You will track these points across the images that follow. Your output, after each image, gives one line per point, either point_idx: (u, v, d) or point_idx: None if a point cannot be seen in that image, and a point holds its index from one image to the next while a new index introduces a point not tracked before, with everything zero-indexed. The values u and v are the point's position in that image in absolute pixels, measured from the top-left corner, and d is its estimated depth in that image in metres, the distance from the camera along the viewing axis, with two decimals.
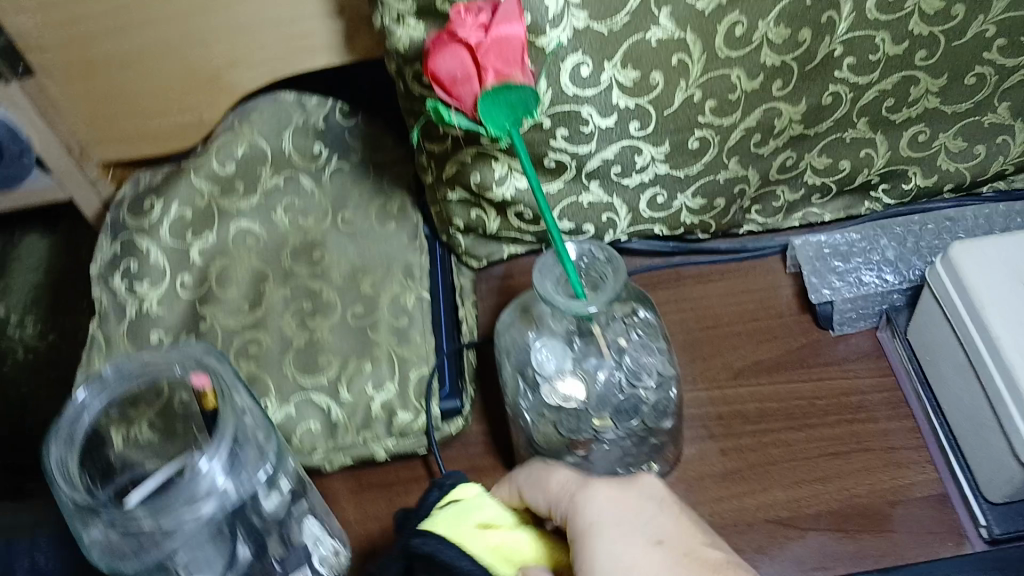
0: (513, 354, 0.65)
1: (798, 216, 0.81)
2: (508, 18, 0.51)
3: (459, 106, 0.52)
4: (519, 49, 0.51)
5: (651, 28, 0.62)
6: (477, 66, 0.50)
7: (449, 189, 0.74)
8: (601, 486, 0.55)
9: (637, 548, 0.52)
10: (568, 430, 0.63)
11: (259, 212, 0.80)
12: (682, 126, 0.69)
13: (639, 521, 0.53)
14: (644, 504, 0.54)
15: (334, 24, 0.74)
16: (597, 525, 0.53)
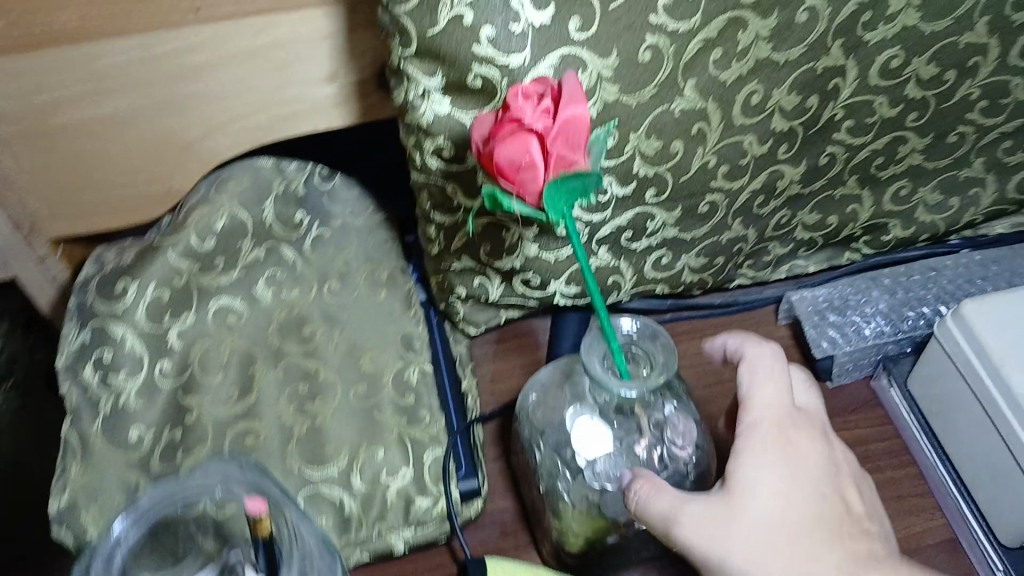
0: (547, 434, 0.63)
1: (785, 269, 0.83)
2: (574, 101, 0.48)
3: (521, 194, 0.49)
4: (585, 134, 0.48)
5: (676, 100, 0.62)
6: (544, 155, 0.48)
7: (455, 258, 0.71)
8: (796, 427, 0.53)
9: (806, 493, 0.50)
10: (614, 509, 0.61)
11: (240, 288, 0.75)
12: (695, 191, 0.69)
13: (818, 478, 0.51)
14: (823, 465, 0.52)
15: (329, 90, 0.71)
16: (781, 446, 0.51)
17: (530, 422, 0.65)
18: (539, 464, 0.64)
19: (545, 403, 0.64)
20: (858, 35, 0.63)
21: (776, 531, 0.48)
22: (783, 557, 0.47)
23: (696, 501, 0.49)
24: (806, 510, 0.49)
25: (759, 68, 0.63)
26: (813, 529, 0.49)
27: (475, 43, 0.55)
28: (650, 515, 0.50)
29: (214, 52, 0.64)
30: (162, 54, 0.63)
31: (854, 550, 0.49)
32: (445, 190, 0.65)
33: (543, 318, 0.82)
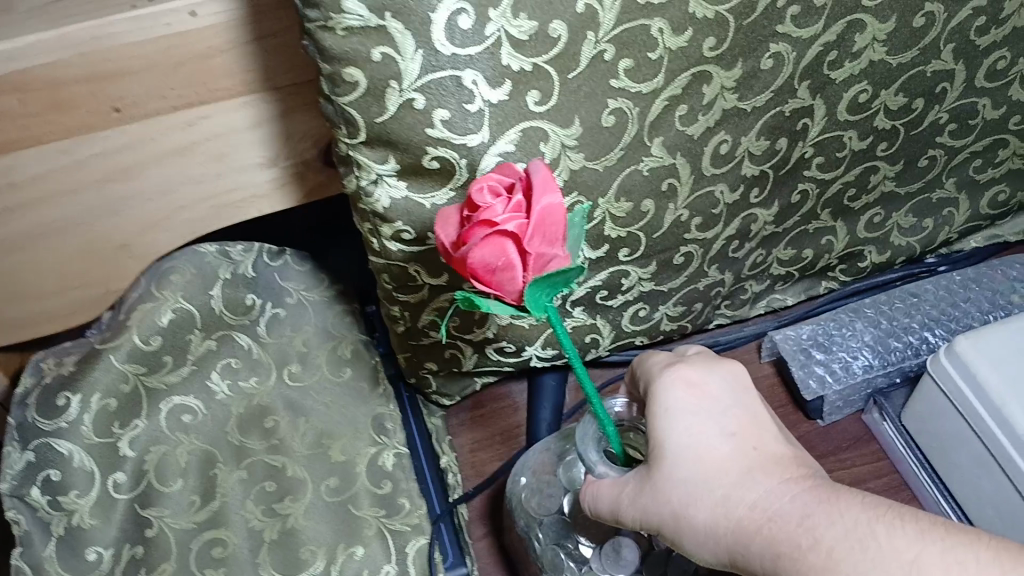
0: (544, 525, 0.59)
1: (763, 304, 0.79)
2: (546, 188, 0.38)
3: (501, 295, 0.40)
4: (566, 223, 0.38)
5: (643, 159, 0.59)
6: (522, 256, 0.38)
7: (423, 335, 0.67)
8: (682, 368, 0.47)
9: (712, 433, 0.44)
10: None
11: (194, 385, 0.70)
12: (670, 244, 0.66)
13: (729, 417, 0.45)
14: (725, 400, 0.46)
15: (269, 175, 0.67)
16: (668, 402, 0.45)
17: (524, 512, 0.61)
18: (540, 556, 0.60)
19: (538, 491, 0.60)
20: (824, 74, 0.60)
21: (696, 490, 0.42)
22: (710, 511, 0.42)
23: (624, 487, 0.46)
24: (716, 450, 0.43)
25: (726, 118, 0.60)
26: (726, 464, 0.43)
27: (428, 126, 0.51)
28: (603, 514, 0.47)
29: (141, 151, 0.61)
30: (87, 156, 0.59)
31: (778, 467, 0.42)
32: (407, 271, 0.60)
33: (519, 381, 0.80)
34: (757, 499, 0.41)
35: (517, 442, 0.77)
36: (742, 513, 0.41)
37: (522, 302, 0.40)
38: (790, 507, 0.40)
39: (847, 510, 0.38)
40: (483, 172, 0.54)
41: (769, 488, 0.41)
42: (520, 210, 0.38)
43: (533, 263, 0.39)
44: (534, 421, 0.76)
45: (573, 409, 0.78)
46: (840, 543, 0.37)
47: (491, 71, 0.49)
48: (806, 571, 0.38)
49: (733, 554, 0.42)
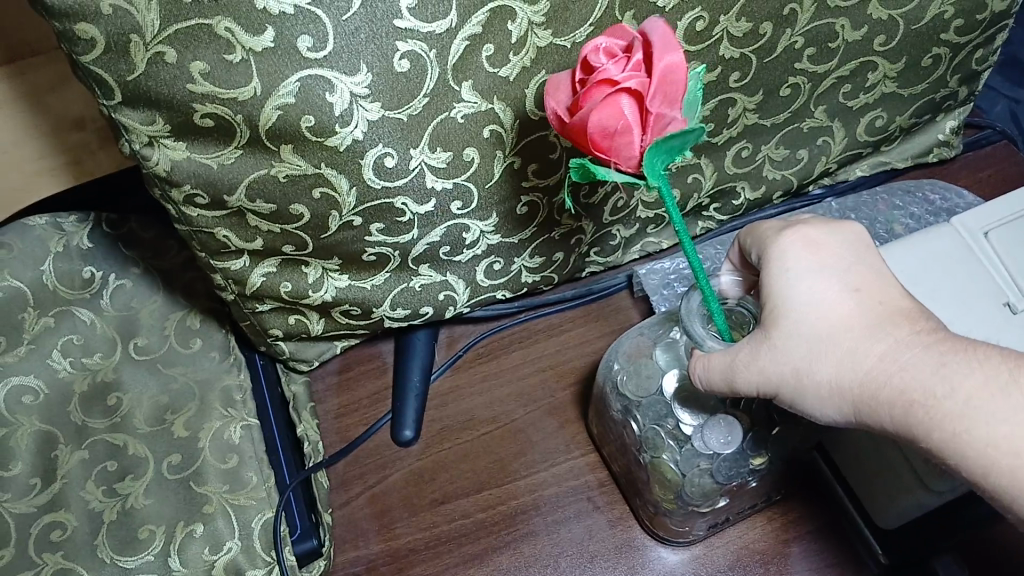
0: (643, 407, 0.58)
1: (637, 248, 0.76)
2: (667, 47, 0.41)
3: (619, 160, 0.44)
4: (684, 82, 0.42)
5: (455, 106, 0.55)
6: (642, 117, 0.42)
7: (257, 302, 0.64)
8: (804, 229, 0.45)
9: (836, 290, 0.43)
10: (724, 476, 0.57)
11: (32, 362, 0.68)
12: (507, 195, 0.62)
13: (859, 271, 0.44)
14: (847, 255, 0.44)
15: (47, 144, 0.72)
16: (791, 261, 0.44)
17: (620, 395, 0.60)
18: (639, 437, 0.59)
19: (633, 373, 0.59)
20: (650, 2, 0.56)
21: (827, 349, 0.42)
22: (841, 368, 0.42)
23: (737, 350, 0.45)
24: (844, 306, 0.42)
25: (544, 57, 0.55)
26: (853, 318, 0.42)
27: (189, 81, 0.47)
28: (716, 389, 0.46)
29: None
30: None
31: (906, 320, 0.42)
32: (216, 237, 0.58)
33: (388, 341, 0.77)
34: (887, 353, 0.41)
35: (386, 403, 0.74)
36: (870, 365, 0.41)
37: (641, 168, 0.44)
38: (919, 357, 0.40)
39: (982, 363, 0.39)
40: (266, 127, 0.50)
41: (901, 338, 0.41)
42: (638, 70, 0.42)
43: (652, 125, 0.42)
44: (403, 384, 0.73)
45: (444, 365, 0.75)
46: (979, 393, 0.38)
47: (244, 18, 0.46)
48: (939, 420, 0.38)
49: (859, 407, 0.41)
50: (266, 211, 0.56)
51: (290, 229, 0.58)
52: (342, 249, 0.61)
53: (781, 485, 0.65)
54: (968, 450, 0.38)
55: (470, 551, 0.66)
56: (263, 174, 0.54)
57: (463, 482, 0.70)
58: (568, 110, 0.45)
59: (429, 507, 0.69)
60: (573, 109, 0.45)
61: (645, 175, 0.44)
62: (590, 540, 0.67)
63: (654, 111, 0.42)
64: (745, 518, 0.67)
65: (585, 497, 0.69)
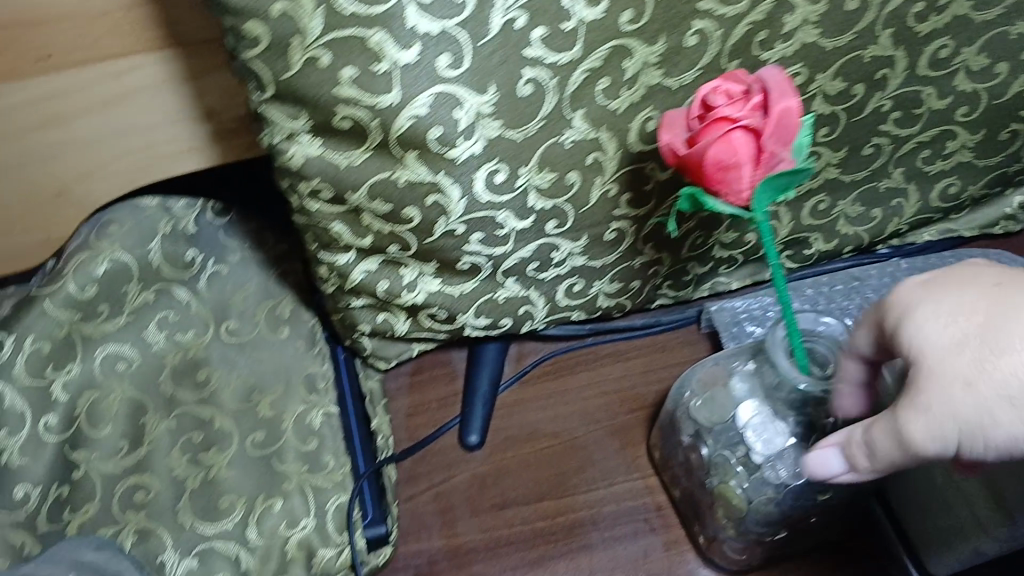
0: (714, 433, 0.62)
1: (707, 286, 0.79)
2: (783, 93, 0.46)
3: (730, 192, 0.48)
4: (797, 126, 0.47)
5: (565, 131, 0.58)
6: (756, 153, 0.47)
7: (352, 297, 0.68)
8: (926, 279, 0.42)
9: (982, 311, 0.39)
10: (790, 507, 0.61)
11: (130, 333, 0.71)
12: (599, 220, 0.65)
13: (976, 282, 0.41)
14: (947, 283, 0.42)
15: (198, 130, 0.70)
16: (909, 307, 0.41)
17: (692, 420, 0.64)
18: (707, 460, 0.63)
19: (708, 401, 0.62)
20: (755, 55, 0.60)
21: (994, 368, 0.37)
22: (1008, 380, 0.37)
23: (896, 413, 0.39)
24: (965, 318, 0.39)
25: (652, 94, 0.59)
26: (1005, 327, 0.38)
27: (336, 85, 0.52)
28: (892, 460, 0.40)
29: (68, 101, 0.64)
30: (12, 105, 0.63)
31: None
32: (330, 232, 0.63)
33: (459, 350, 0.81)
34: None
35: (452, 408, 0.78)
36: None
37: (748, 202, 0.48)
38: None
39: None
40: (397, 133, 0.55)
41: None
42: (756, 110, 0.47)
43: (764, 162, 0.47)
44: (472, 390, 0.77)
45: (512, 378, 0.79)
46: None
47: (397, 33, 0.50)
48: None
49: None
50: (381, 211, 0.60)
51: (399, 231, 0.62)
52: (440, 254, 0.65)
53: (829, 525, 0.66)
54: None
55: (527, 557, 0.70)
56: (384, 177, 0.58)
57: (524, 490, 0.73)
58: (684, 142, 0.49)
59: (490, 510, 0.72)
60: (689, 143, 0.49)
61: (752, 208, 0.49)
62: (644, 559, 0.69)
63: (767, 149, 0.47)
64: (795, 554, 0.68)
65: (642, 518, 0.71)
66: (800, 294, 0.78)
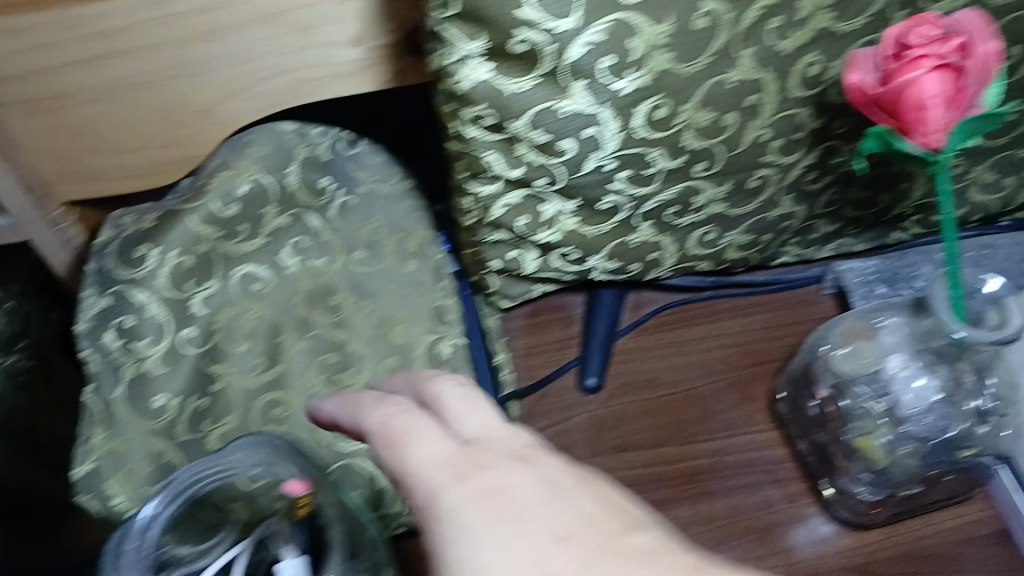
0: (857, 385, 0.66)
1: (831, 246, 0.79)
2: (983, 34, 0.48)
3: (922, 133, 0.49)
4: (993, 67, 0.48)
5: (730, 70, 0.58)
6: (954, 92, 0.48)
7: (490, 231, 0.69)
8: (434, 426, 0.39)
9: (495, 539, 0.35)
10: (932, 461, 0.65)
11: (262, 255, 0.73)
12: (746, 166, 0.65)
13: (608, 520, 0.36)
14: (566, 501, 0.37)
15: (353, 54, 0.67)
16: (444, 499, 0.36)
17: (832, 373, 0.67)
18: (846, 412, 0.67)
19: (852, 355, 0.66)
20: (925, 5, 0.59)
21: (469, 564, 0.34)
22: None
23: None
24: (501, 530, 0.35)
25: (819, 38, 0.59)
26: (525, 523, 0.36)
27: (517, 7, 0.52)
28: None
29: (225, 14, 0.61)
30: (166, 17, 0.60)
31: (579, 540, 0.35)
32: (482, 161, 0.63)
33: (575, 295, 0.82)
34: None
35: (570, 351, 0.79)
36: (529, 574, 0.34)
37: (940, 144, 0.49)
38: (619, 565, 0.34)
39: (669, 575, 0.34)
40: (568, 60, 0.55)
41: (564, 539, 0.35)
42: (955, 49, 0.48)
43: (959, 100, 0.48)
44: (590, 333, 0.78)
45: (629, 325, 0.80)
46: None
47: None
48: None
49: None
50: (538, 142, 0.60)
51: (549, 163, 0.62)
52: (585, 191, 0.65)
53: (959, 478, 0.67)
54: None
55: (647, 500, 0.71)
56: (546, 107, 0.58)
57: (645, 436, 0.74)
58: (875, 82, 0.51)
59: (610, 452, 0.74)
60: (882, 81, 0.50)
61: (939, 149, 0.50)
62: (769, 508, 0.70)
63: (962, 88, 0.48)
64: (931, 510, 0.69)
65: (766, 469, 0.72)
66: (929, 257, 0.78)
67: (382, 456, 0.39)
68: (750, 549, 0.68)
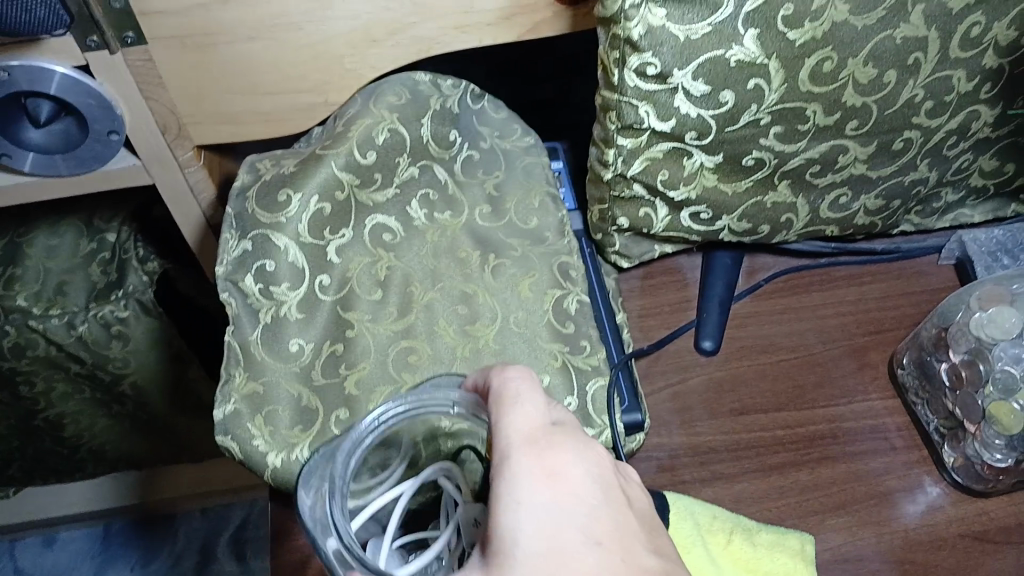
0: (1000, 348, 0.66)
1: (950, 217, 0.80)
2: None
3: None
4: None
5: (900, 26, 0.58)
6: None
7: (626, 185, 0.69)
8: (546, 423, 0.44)
9: (554, 514, 0.41)
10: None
11: (394, 205, 0.73)
12: (895, 127, 0.65)
13: (640, 534, 0.43)
14: (610, 500, 0.43)
15: (502, 3, 0.67)
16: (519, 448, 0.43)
17: (970, 337, 0.68)
18: (982, 375, 0.66)
19: (993, 318, 0.67)
20: None
21: (513, 523, 0.41)
22: (504, 546, 0.40)
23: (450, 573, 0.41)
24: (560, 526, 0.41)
25: None
26: (583, 502, 0.42)
27: None
28: None
29: None
30: None
31: (619, 513, 0.43)
32: (637, 112, 0.62)
33: (687, 257, 0.83)
34: (583, 554, 0.40)
35: (685, 314, 0.79)
36: (574, 555, 0.40)
37: None
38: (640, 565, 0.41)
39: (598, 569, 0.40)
40: (749, 7, 0.56)
41: (614, 515, 0.43)
42: None
43: None
44: (706, 296, 0.79)
45: (746, 290, 0.80)
46: (552, 546, 0.40)
47: None
48: None
49: None
50: (698, 92, 0.60)
51: (707, 116, 0.62)
52: (732, 146, 0.65)
53: None
54: None
55: (770, 463, 0.70)
56: (719, 55, 0.58)
57: (761, 400, 0.73)
58: None
59: (729, 415, 0.73)
60: None
61: None
62: (888, 474, 0.70)
63: None
64: None
65: (884, 436, 0.72)
66: None
67: (489, 410, 0.46)
68: (868, 513, 0.68)
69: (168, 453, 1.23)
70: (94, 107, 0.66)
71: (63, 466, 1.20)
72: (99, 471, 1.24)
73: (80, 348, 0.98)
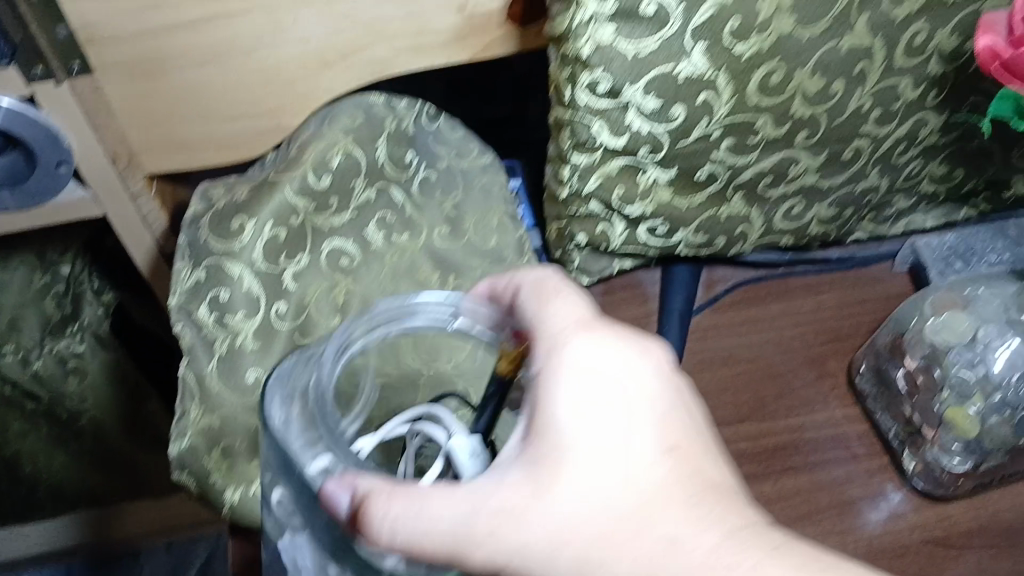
0: (955, 355, 0.70)
1: (902, 224, 0.81)
2: None
3: None
4: None
5: (846, 36, 0.60)
6: None
7: (582, 203, 0.69)
8: (592, 326, 0.48)
9: (596, 403, 0.45)
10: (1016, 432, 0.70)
11: (352, 230, 0.72)
12: (845, 136, 0.66)
13: (683, 422, 0.47)
14: (659, 394, 0.47)
15: (453, 23, 0.67)
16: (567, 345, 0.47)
17: (925, 345, 0.72)
18: (939, 381, 0.71)
19: (946, 326, 0.71)
20: None
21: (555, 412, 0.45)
22: (549, 431, 0.45)
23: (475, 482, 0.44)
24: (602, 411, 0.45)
25: (929, 8, 0.60)
26: (632, 396, 0.47)
27: None
28: (400, 531, 0.41)
29: None
30: None
31: (667, 404, 0.47)
32: (591, 129, 0.62)
33: (647, 272, 0.82)
34: (631, 446, 0.45)
35: (646, 328, 0.78)
36: (620, 447, 0.45)
37: None
38: (684, 460, 0.46)
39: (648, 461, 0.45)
40: (696, 22, 0.56)
41: (660, 408, 0.47)
42: None
43: None
44: (666, 310, 0.78)
45: (705, 303, 0.80)
46: (590, 439, 0.44)
47: None
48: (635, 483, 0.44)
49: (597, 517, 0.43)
50: (650, 108, 0.61)
51: (659, 131, 0.62)
52: (686, 160, 0.66)
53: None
54: (604, 548, 0.43)
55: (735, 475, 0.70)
56: (667, 71, 0.59)
57: (722, 413, 0.74)
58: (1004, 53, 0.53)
59: None
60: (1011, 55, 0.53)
61: None
62: (849, 483, 0.70)
63: None
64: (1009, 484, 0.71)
65: (845, 444, 0.72)
66: (1003, 233, 0.80)
67: (530, 303, 0.49)
68: (831, 523, 0.68)
69: (130, 488, 1.20)
70: (41, 138, 0.64)
71: (21, 504, 1.17)
72: (58, 509, 1.21)
73: (35, 385, 0.96)
